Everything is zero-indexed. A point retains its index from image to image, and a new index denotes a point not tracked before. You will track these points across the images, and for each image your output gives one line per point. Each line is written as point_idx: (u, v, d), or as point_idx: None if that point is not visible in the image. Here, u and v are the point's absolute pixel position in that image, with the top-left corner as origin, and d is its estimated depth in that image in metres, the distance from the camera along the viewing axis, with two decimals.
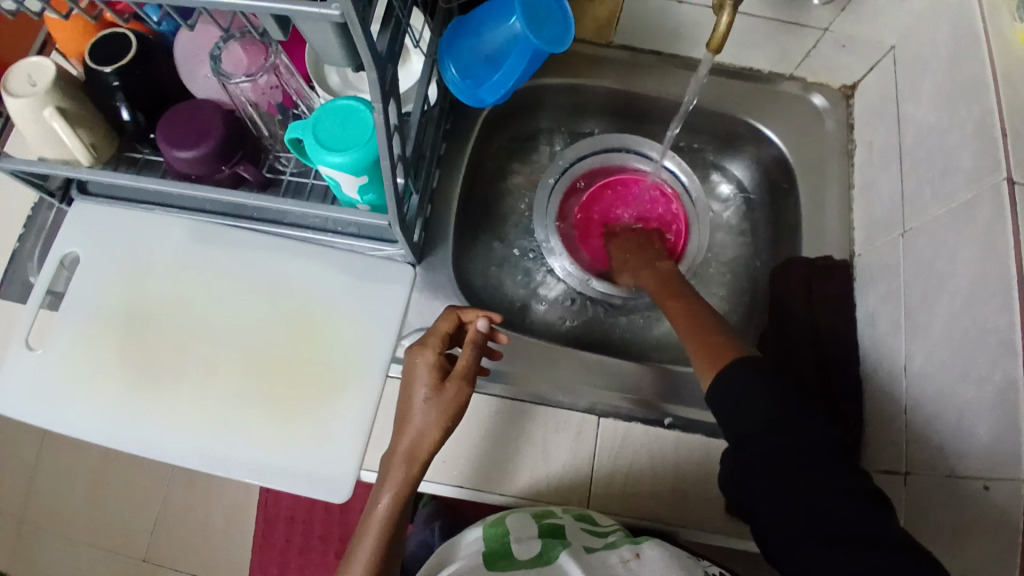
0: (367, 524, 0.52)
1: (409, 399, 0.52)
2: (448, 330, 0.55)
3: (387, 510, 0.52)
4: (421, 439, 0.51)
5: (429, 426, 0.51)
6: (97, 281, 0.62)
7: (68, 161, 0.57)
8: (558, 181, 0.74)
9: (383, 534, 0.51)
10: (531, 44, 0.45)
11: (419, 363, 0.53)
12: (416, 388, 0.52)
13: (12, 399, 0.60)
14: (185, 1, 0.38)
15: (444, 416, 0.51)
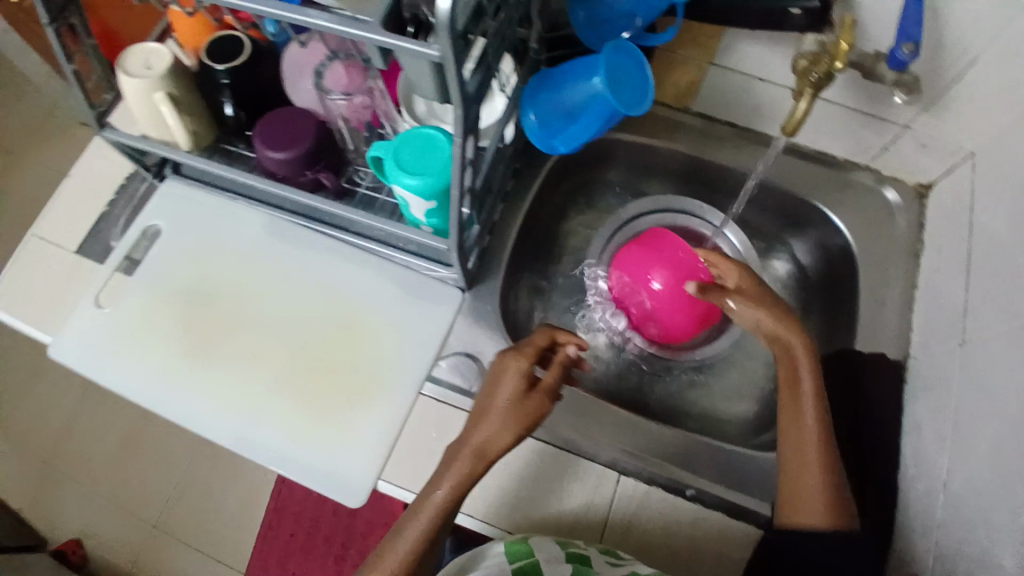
0: (422, 510, 0.53)
1: (494, 400, 0.53)
2: (545, 343, 0.55)
3: (440, 502, 0.52)
4: (493, 439, 0.52)
5: (506, 429, 0.52)
6: (172, 253, 0.67)
7: (167, 142, 0.62)
8: (615, 233, 0.75)
9: (434, 521, 0.52)
10: (608, 104, 0.44)
11: (513, 367, 0.53)
12: (503, 390, 0.53)
13: (72, 350, 0.64)
14: (303, 25, 0.42)
15: (522, 425, 0.52)
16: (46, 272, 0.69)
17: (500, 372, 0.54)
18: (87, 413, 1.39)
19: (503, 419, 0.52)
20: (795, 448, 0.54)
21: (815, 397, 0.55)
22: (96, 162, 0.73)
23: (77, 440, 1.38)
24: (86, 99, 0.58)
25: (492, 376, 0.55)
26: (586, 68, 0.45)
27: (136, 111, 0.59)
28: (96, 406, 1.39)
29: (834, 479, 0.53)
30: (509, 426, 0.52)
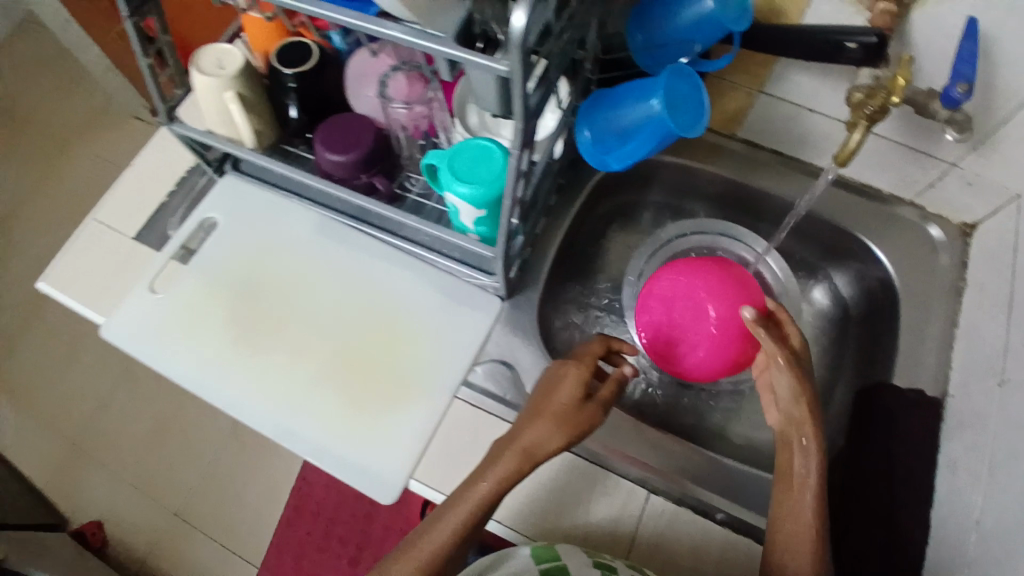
0: (463, 500, 0.54)
1: (551, 401, 0.55)
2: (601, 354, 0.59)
3: (485, 492, 0.54)
4: (546, 441, 0.54)
5: (559, 432, 0.54)
6: (228, 246, 0.70)
7: (231, 139, 0.65)
8: (657, 253, 0.76)
9: (474, 514, 0.54)
10: (664, 125, 0.45)
11: (574, 373, 0.56)
12: (561, 393, 0.56)
13: (124, 332, 0.67)
14: (378, 32, 0.43)
15: (574, 431, 0.54)
16: (103, 256, 0.72)
17: (559, 376, 0.57)
18: (123, 399, 1.47)
19: (558, 422, 0.54)
20: (787, 527, 0.53)
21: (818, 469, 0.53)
22: (159, 154, 0.76)
23: (112, 425, 1.46)
24: (159, 93, 0.61)
25: (549, 379, 0.58)
26: (644, 90, 0.46)
27: (206, 107, 0.62)
28: (131, 394, 1.47)
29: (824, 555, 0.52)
30: (561, 430, 0.54)
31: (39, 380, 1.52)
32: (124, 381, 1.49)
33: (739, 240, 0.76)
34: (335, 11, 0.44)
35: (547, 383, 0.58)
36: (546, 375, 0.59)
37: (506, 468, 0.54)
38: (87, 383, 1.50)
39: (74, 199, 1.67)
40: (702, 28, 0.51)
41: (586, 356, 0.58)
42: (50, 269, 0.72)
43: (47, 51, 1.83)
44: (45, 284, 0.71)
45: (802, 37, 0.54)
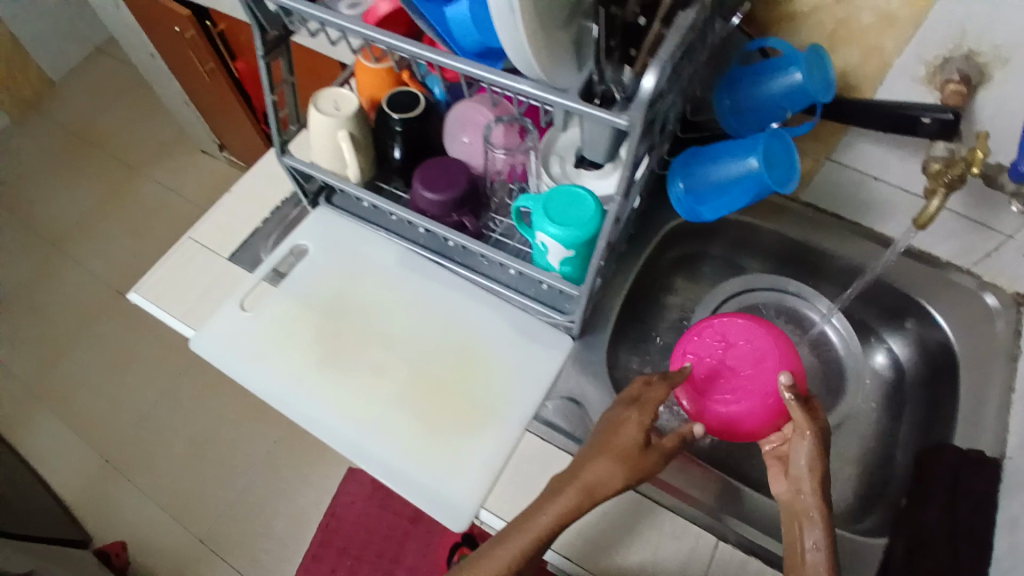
0: (523, 529, 0.55)
1: (612, 444, 0.56)
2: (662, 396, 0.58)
3: (544, 527, 0.54)
4: (605, 481, 0.55)
5: (622, 474, 0.55)
6: (318, 271, 0.75)
7: (335, 172, 0.70)
8: (723, 303, 0.79)
9: (534, 545, 0.54)
10: (762, 180, 0.49)
11: (637, 416, 0.56)
12: (622, 437, 0.56)
13: (213, 346, 0.70)
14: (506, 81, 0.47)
15: (636, 475, 0.55)
16: (193, 273, 0.76)
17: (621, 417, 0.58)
18: (170, 417, 1.52)
19: (619, 464, 0.55)
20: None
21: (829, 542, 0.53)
22: (257, 182, 0.82)
23: (155, 443, 1.50)
24: (278, 127, 0.67)
25: (613, 418, 0.58)
26: (742, 149, 0.50)
27: (317, 144, 0.68)
28: (178, 412, 1.53)
29: None
30: (624, 473, 0.55)
31: (85, 393, 1.56)
32: (172, 400, 1.54)
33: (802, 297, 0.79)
34: (473, 64, 0.49)
35: (608, 424, 0.58)
36: (606, 415, 0.59)
37: (568, 502, 0.54)
38: (133, 400, 1.55)
39: (135, 223, 1.75)
40: (790, 97, 0.56)
41: (649, 396, 0.57)
42: (142, 281, 0.75)
43: (132, 88, 1.99)
44: (136, 295, 0.75)
45: (879, 111, 0.59)
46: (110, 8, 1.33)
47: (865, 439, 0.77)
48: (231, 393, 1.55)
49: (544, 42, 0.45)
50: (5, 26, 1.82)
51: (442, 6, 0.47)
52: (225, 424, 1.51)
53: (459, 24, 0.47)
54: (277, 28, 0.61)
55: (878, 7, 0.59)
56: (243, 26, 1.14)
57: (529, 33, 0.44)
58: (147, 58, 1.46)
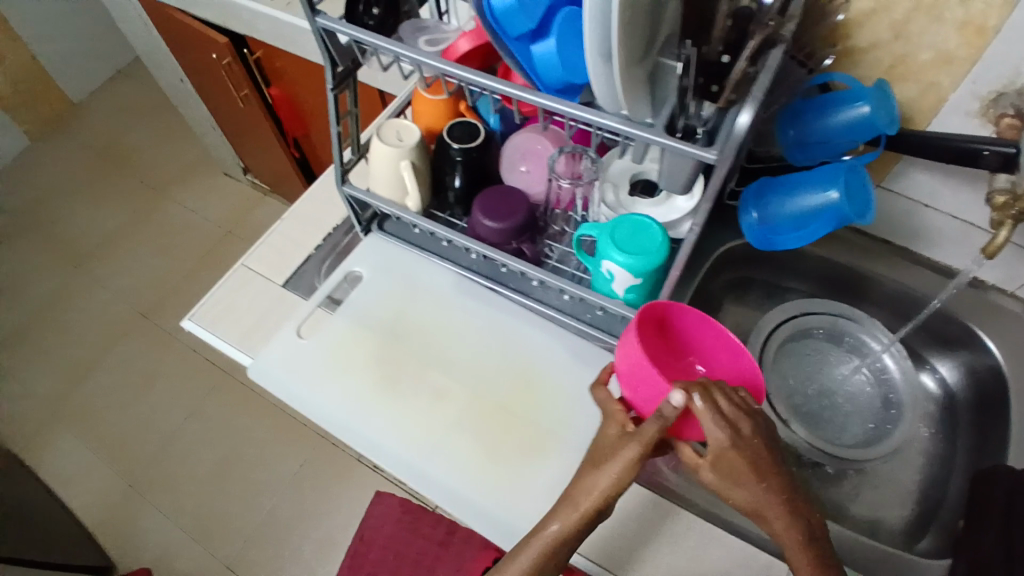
0: (533, 540, 0.54)
1: (595, 451, 0.54)
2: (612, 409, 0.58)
3: (553, 533, 0.53)
4: (597, 487, 0.52)
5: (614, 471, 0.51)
6: (373, 297, 0.76)
7: (394, 200, 0.71)
8: (779, 327, 0.78)
9: (543, 553, 0.54)
10: (841, 213, 0.50)
11: (610, 416, 0.55)
12: (604, 438, 0.54)
13: (270, 372, 0.70)
14: (593, 116, 0.48)
15: (623, 468, 0.51)
16: (249, 299, 0.76)
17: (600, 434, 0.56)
18: (196, 438, 1.52)
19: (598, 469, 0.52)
20: None
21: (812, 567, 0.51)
22: (309, 208, 0.83)
23: (180, 464, 1.49)
24: (341, 156, 0.68)
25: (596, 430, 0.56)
26: (820, 179, 0.52)
27: (379, 175, 0.69)
28: (203, 434, 1.52)
29: None
30: (613, 469, 0.51)
31: (109, 413, 1.55)
32: (197, 421, 1.54)
33: (858, 322, 0.77)
34: (556, 100, 0.50)
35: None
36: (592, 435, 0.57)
37: (574, 516, 0.52)
38: (158, 420, 1.55)
39: (161, 244, 1.77)
40: (855, 129, 0.58)
41: (602, 402, 0.56)
42: (197, 308, 0.76)
43: (158, 112, 2.03)
44: (191, 322, 0.75)
45: (939, 144, 0.61)
46: (146, 35, 1.36)
47: (915, 461, 0.77)
48: (258, 413, 1.55)
49: (632, 81, 0.46)
50: (32, 50, 1.85)
51: (527, 43, 0.48)
52: (250, 444, 1.51)
53: (545, 61, 0.48)
54: (348, 59, 0.62)
55: (935, 45, 0.61)
56: (280, 54, 1.16)
57: (620, 69, 0.45)
58: (176, 82, 1.48)
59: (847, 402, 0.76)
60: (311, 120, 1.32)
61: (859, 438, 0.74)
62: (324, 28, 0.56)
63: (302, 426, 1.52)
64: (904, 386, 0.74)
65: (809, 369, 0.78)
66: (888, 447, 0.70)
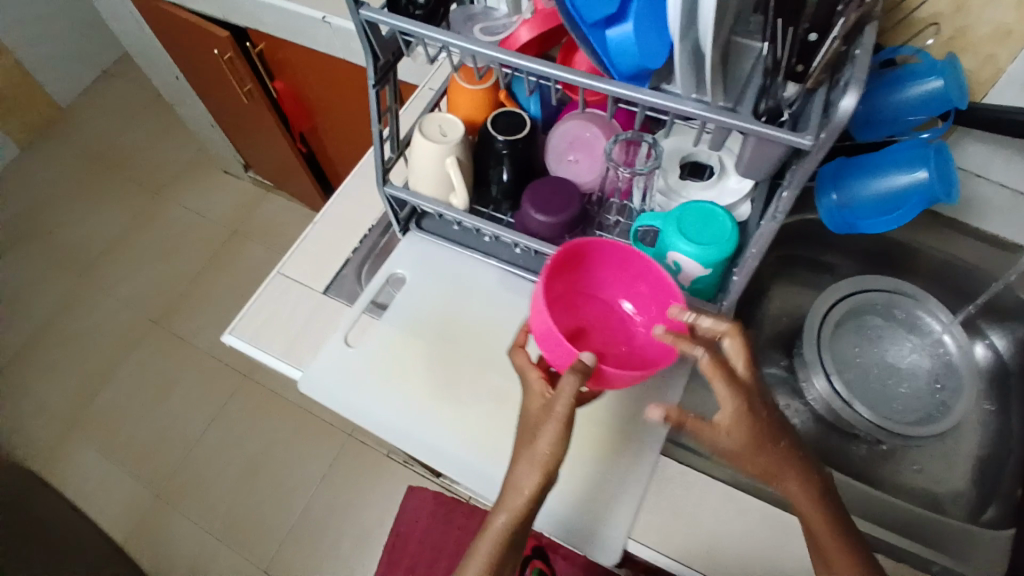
0: (485, 535, 0.52)
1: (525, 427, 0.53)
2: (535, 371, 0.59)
3: (501, 526, 0.51)
4: (521, 480, 0.50)
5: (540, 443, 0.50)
6: (419, 299, 0.73)
7: (438, 198, 0.68)
8: (834, 306, 0.76)
9: (497, 546, 0.51)
10: (934, 194, 0.49)
11: (530, 389, 0.55)
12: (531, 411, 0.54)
13: (323, 385, 0.68)
14: (674, 104, 0.46)
15: (556, 441, 0.50)
16: (290, 308, 0.73)
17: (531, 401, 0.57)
18: (220, 443, 1.50)
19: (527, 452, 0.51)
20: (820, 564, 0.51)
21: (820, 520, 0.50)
22: (343, 209, 0.80)
23: (206, 470, 1.47)
24: (383, 155, 0.65)
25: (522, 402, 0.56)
26: (906, 159, 0.50)
27: (422, 172, 0.66)
28: (227, 437, 1.50)
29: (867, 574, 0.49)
30: (547, 443, 0.50)
31: (127, 422, 1.53)
32: (219, 425, 1.52)
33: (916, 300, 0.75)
34: (632, 87, 0.47)
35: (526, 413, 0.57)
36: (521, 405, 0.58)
37: (521, 503, 0.50)
38: (178, 427, 1.52)
39: (164, 247, 1.75)
40: (931, 103, 0.55)
41: (523, 368, 0.57)
42: (236, 321, 0.72)
43: (151, 112, 1.97)
44: (232, 336, 0.72)
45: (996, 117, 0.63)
46: (136, 35, 1.31)
47: (975, 436, 0.76)
48: (278, 414, 1.52)
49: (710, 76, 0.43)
50: (14, 55, 1.79)
51: (603, 28, 0.45)
52: (274, 447, 1.49)
53: (622, 46, 0.45)
54: (389, 53, 0.58)
55: (995, 20, 0.58)
56: (283, 46, 1.11)
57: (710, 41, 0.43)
58: (172, 80, 1.42)
59: (903, 382, 0.75)
60: (319, 113, 1.27)
61: (914, 418, 0.72)
62: (368, 20, 0.52)
63: (325, 424, 1.50)
64: (965, 365, 0.72)
65: (866, 348, 0.77)
66: (946, 425, 0.69)
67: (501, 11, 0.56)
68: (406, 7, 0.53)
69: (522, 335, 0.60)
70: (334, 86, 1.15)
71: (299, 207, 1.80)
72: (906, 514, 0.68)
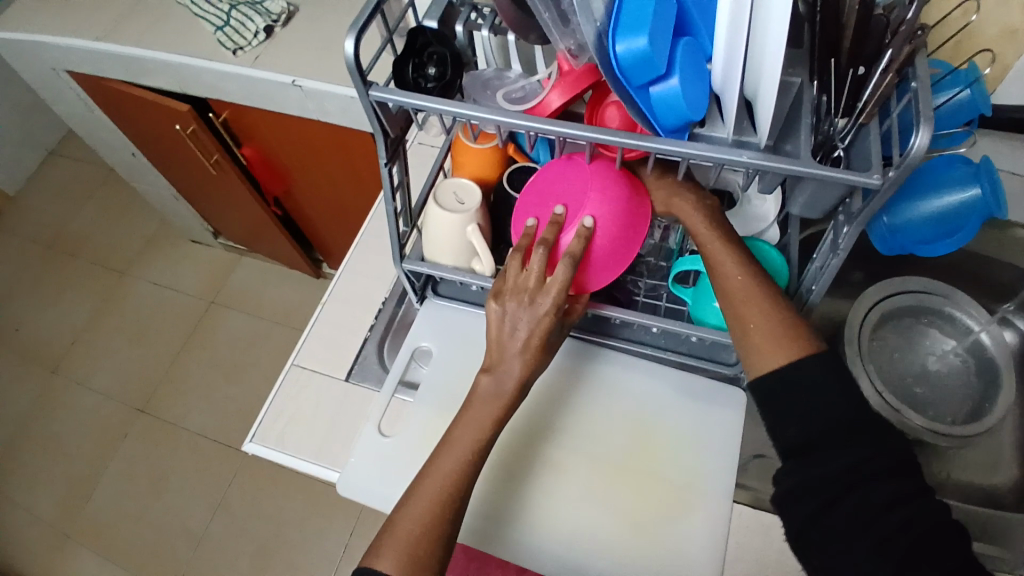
0: (457, 441, 0.55)
1: (504, 345, 0.56)
2: (536, 265, 0.54)
3: (481, 431, 0.55)
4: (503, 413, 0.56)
5: (518, 348, 0.55)
6: (448, 371, 0.68)
7: (459, 267, 0.64)
8: (868, 313, 0.74)
9: (477, 452, 0.54)
10: (988, 210, 0.48)
11: (541, 313, 0.54)
12: (519, 337, 0.55)
13: (361, 483, 0.63)
14: (731, 154, 0.43)
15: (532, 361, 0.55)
16: (312, 403, 0.69)
17: (525, 300, 0.55)
18: (224, 527, 1.41)
19: (490, 363, 0.57)
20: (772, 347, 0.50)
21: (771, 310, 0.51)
22: (351, 286, 0.76)
23: (214, 559, 1.38)
24: (396, 234, 0.61)
25: (510, 320, 0.55)
26: (959, 177, 0.49)
27: (440, 244, 0.62)
28: (232, 519, 1.42)
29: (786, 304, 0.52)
30: (511, 356, 0.55)
31: (123, 522, 1.44)
32: (222, 508, 1.43)
33: (949, 303, 0.75)
34: (679, 143, 0.44)
35: (506, 308, 0.55)
36: (500, 314, 0.56)
37: (490, 409, 0.55)
38: (177, 518, 1.43)
39: (137, 329, 1.68)
40: (960, 112, 0.55)
41: (549, 287, 0.54)
42: (256, 427, 0.68)
43: (105, 190, 1.90)
44: (253, 444, 0.67)
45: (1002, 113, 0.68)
46: (86, 118, 1.24)
47: None
48: (286, 487, 1.45)
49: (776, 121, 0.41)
50: None
51: (646, 89, 0.43)
52: (286, 524, 1.41)
53: (669, 103, 0.43)
54: (397, 126, 0.54)
55: (1001, 20, 0.62)
56: (248, 111, 1.05)
57: (774, 85, 0.40)
58: (127, 157, 1.34)
59: (943, 378, 0.74)
60: (292, 175, 1.22)
61: (957, 413, 0.72)
62: (377, 101, 0.48)
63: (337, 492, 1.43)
64: (1003, 363, 0.72)
65: (903, 349, 0.75)
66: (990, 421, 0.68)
67: (515, 71, 0.53)
68: (416, 80, 0.49)
69: (578, 244, 0.54)
70: (308, 147, 1.10)
71: (276, 268, 1.74)
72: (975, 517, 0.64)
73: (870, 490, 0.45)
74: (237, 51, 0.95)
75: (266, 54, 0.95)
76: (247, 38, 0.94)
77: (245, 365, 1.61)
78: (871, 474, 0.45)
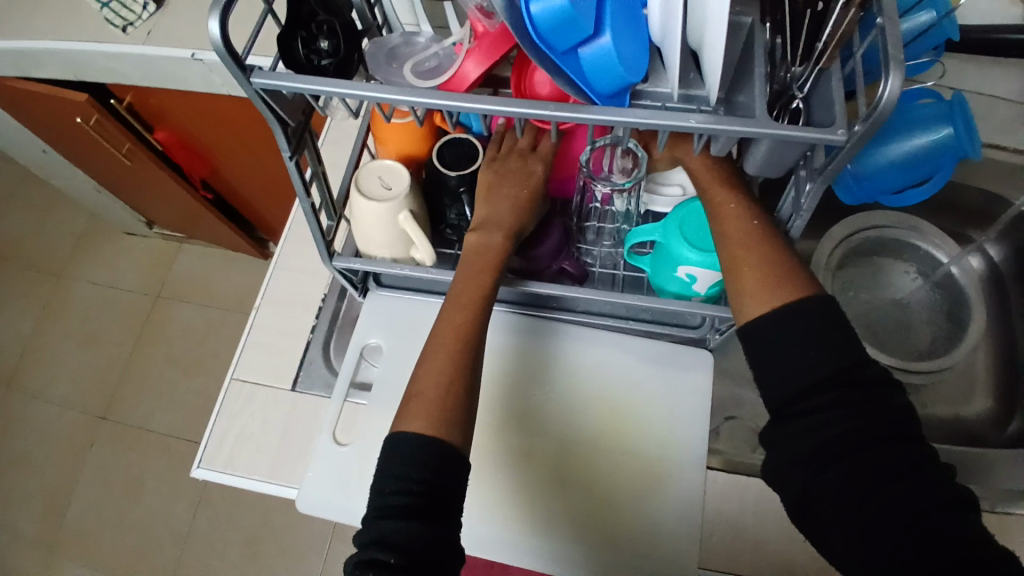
0: None
1: (488, 220, 0.53)
2: (527, 139, 0.54)
3: None
4: None
5: (509, 203, 0.53)
6: (400, 367, 0.63)
7: (396, 258, 0.59)
8: (832, 256, 0.72)
9: None
10: (961, 150, 0.45)
11: (532, 174, 0.54)
12: (500, 221, 0.53)
13: (322, 499, 0.59)
14: (678, 117, 0.37)
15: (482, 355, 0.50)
16: (260, 418, 0.64)
17: (518, 169, 0.54)
18: (207, 521, 1.38)
19: (477, 223, 0.54)
20: (754, 296, 0.44)
21: (760, 255, 0.45)
22: (287, 286, 0.70)
23: (200, 556, 1.35)
24: (321, 235, 0.54)
25: (499, 189, 0.53)
26: (934, 118, 0.46)
27: (373, 236, 0.56)
28: (217, 514, 1.39)
29: (774, 246, 0.46)
30: None
31: (104, 532, 1.40)
32: (203, 504, 1.40)
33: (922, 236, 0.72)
34: (618, 110, 0.38)
35: (495, 176, 0.54)
36: (490, 180, 0.54)
37: None
38: (157, 522, 1.39)
39: (86, 333, 1.59)
40: (927, 41, 0.51)
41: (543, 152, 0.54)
42: (201, 451, 0.62)
43: (24, 188, 1.76)
44: (200, 470, 0.62)
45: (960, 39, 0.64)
46: None
47: None
48: None
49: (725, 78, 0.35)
50: None
51: (572, 53, 0.36)
52: (273, 511, 1.39)
53: (601, 65, 0.36)
54: (298, 113, 0.46)
55: None
56: (152, 92, 0.94)
57: (720, 34, 0.34)
58: (36, 154, 1.22)
59: (913, 311, 0.72)
60: (216, 155, 1.12)
61: (928, 346, 0.70)
62: (264, 88, 0.40)
63: None
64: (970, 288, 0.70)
65: (871, 288, 0.73)
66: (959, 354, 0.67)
67: (423, 35, 0.46)
68: (307, 58, 0.41)
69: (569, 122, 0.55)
70: (228, 127, 1.00)
71: (222, 253, 1.65)
72: (960, 456, 0.62)
73: (861, 454, 0.40)
74: (128, 26, 0.83)
75: (160, 26, 0.84)
76: (136, 11, 0.83)
77: (205, 358, 1.54)
78: (861, 441, 0.40)
